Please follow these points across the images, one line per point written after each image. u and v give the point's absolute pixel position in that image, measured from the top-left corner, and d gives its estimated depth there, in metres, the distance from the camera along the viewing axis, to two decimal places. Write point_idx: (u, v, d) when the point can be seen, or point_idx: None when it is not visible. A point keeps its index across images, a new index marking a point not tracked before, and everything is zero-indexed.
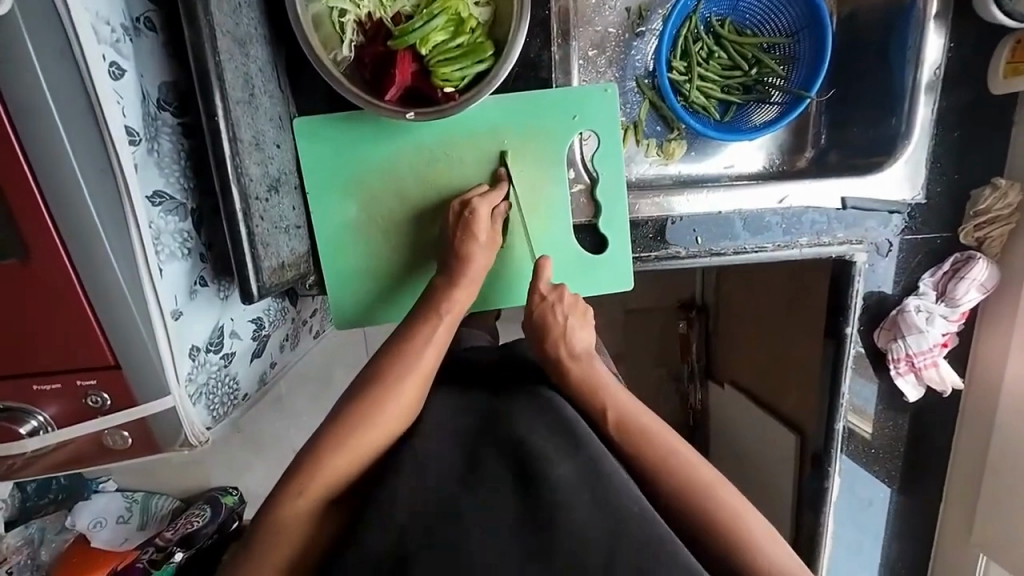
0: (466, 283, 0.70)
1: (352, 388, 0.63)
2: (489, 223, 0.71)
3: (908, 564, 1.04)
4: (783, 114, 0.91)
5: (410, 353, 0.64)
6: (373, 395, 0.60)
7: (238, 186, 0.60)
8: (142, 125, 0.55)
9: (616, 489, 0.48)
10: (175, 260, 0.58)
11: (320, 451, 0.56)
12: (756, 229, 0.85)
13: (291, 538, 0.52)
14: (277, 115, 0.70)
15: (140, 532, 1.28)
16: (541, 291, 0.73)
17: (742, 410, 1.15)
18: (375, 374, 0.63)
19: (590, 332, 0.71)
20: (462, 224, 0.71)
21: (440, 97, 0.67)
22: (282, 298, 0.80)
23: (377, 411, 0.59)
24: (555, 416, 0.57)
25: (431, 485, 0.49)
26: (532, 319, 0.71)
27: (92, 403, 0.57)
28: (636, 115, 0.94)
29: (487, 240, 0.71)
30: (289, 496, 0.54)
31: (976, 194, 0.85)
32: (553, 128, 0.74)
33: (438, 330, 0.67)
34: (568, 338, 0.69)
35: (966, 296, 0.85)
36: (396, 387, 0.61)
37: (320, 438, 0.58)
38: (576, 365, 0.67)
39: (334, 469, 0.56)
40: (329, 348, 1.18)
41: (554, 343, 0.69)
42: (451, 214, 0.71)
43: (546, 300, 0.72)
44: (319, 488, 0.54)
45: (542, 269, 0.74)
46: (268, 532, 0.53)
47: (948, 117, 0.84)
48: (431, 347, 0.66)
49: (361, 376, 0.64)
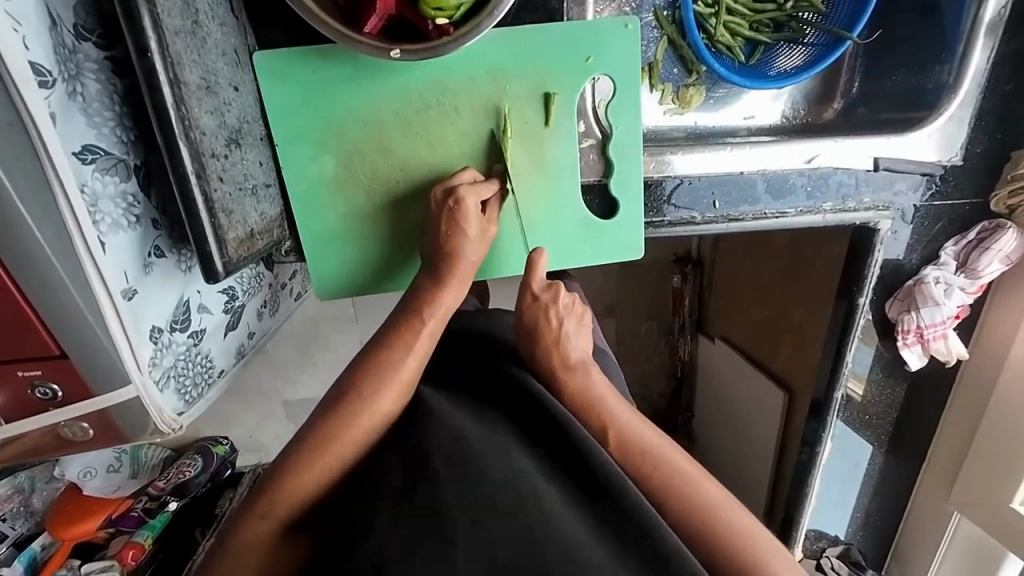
0: (456, 278, 0.63)
1: (328, 399, 0.56)
2: (479, 215, 0.63)
3: (882, 517, 1.10)
4: (815, 60, 0.80)
5: (387, 358, 0.57)
6: (354, 399, 0.55)
7: (186, 143, 0.50)
8: (55, 61, 0.43)
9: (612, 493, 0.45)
10: (120, 231, 0.49)
11: (290, 465, 0.51)
12: (778, 192, 0.78)
13: (258, 554, 0.48)
14: (232, 48, 0.58)
15: (133, 480, 1.24)
16: (532, 291, 0.69)
17: (733, 366, 1.14)
18: (351, 383, 0.56)
19: (583, 339, 0.68)
20: (448, 217, 0.62)
21: (432, 31, 0.55)
22: (256, 265, 0.73)
23: (360, 412, 0.54)
24: (536, 406, 0.53)
25: (424, 491, 0.44)
26: (522, 326, 0.67)
27: (41, 395, 0.50)
28: (653, 55, 0.82)
29: (477, 233, 0.64)
30: (258, 512, 0.49)
31: (1018, 155, 0.78)
32: (562, 72, 0.64)
33: (421, 337, 0.60)
34: (560, 344, 0.65)
35: (987, 268, 0.80)
36: (373, 399, 0.55)
37: (288, 455, 0.52)
38: (573, 375, 0.62)
39: (305, 481, 0.50)
40: (313, 307, 1.11)
41: (546, 350, 0.64)
42: (434, 204, 0.63)
43: (539, 301, 0.68)
44: (282, 508, 0.49)
45: (536, 262, 0.68)
46: (237, 550, 0.49)
47: (1002, 67, 0.75)
48: (414, 355, 0.58)
49: (336, 383, 0.58)
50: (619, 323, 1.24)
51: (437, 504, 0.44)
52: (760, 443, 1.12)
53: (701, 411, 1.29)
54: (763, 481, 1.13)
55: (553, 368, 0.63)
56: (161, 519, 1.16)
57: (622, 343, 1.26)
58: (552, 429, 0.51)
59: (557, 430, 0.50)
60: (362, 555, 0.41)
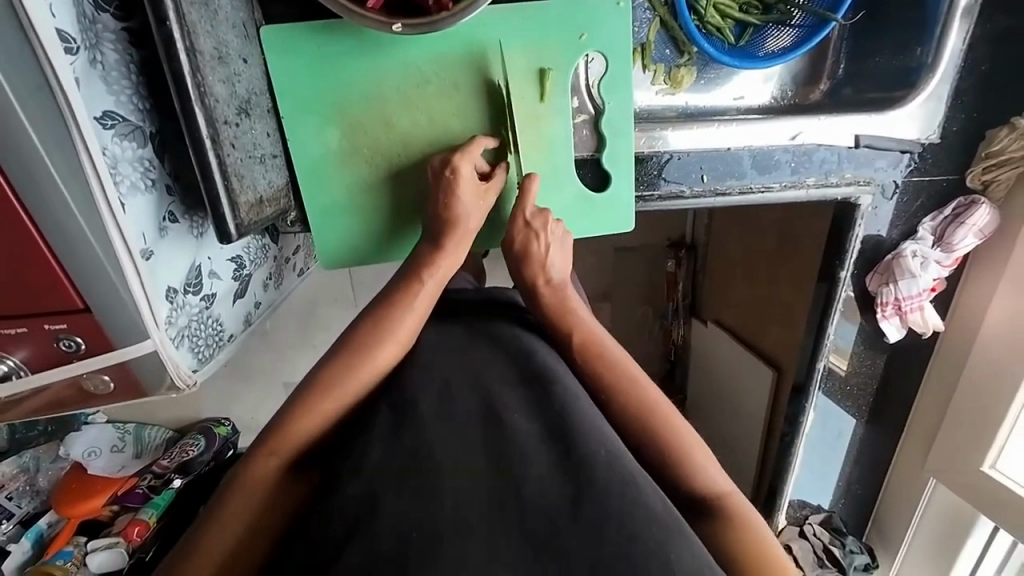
0: (454, 241, 0.65)
1: (329, 354, 0.59)
2: (475, 182, 0.66)
3: (862, 484, 1.15)
4: (802, 41, 0.83)
5: (389, 317, 0.61)
6: (357, 354, 0.58)
7: (202, 109, 0.52)
8: (79, 29, 0.46)
9: (590, 442, 0.49)
10: (138, 193, 0.52)
11: (296, 412, 0.54)
12: (764, 167, 0.81)
13: (266, 491, 0.51)
14: (240, 22, 0.61)
15: (136, 460, 1.28)
16: (525, 215, 0.69)
17: (722, 343, 1.19)
18: (353, 337, 0.59)
19: (567, 260, 0.70)
20: (444, 183, 0.65)
21: (432, 6, 0.58)
22: (262, 236, 0.75)
23: (362, 364, 0.57)
24: (528, 362, 0.57)
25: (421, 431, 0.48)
26: (510, 246, 0.69)
27: (65, 348, 0.54)
28: (645, 36, 0.85)
29: (476, 198, 0.67)
30: (265, 452, 0.53)
31: (992, 133, 0.82)
32: (557, 48, 0.67)
33: (420, 297, 0.63)
34: (547, 267, 0.68)
35: (962, 242, 0.84)
36: (373, 354, 0.58)
37: (294, 401, 0.55)
38: (550, 292, 0.67)
39: (308, 427, 0.54)
40: (315, 286, 1.14)
41: (532, 268, 0.68)
42: (432, 172, 0.66)
43: (530, 226, 0.69)
44: (287, 448, 0.53)
45: (527, 189, 0.69)
46: (240, 488, 0.51)
47: (977, 48, 0.79)
48: (412, 315, 0.62)
49: (338, 339, 0.60)
50: (613, 305, 1.26)
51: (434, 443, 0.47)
52: (749, 416, 1.16)
53: (693, 389, 1.33)
54: (752, 454, 1.17)
55: (535, 284, 0.67)
56: (166, 497, 1.18)
57: (615, 324, 1.29)
58: (541, 381, 0.55)
59: (545, 384, 0.55)
60: (362, 488, 0.45)
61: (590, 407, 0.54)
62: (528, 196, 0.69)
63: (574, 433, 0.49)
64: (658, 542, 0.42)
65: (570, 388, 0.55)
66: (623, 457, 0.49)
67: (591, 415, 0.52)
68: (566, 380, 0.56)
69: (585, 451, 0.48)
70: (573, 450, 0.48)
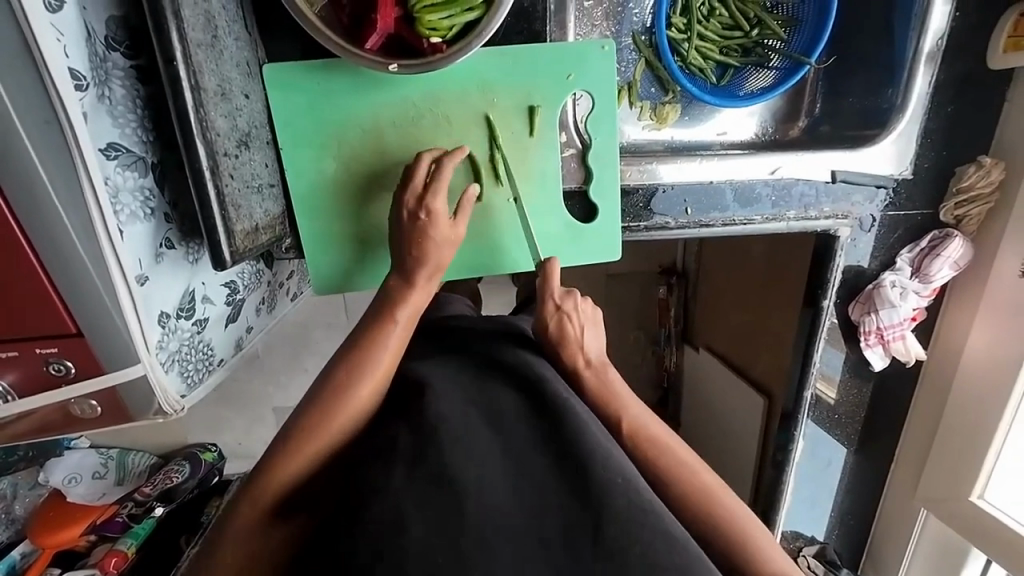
0: (427, 274, 0.66)
1: (311, 391, 0.59)
2: (448, 220, 0.66)
3: (855, 516, 1.14)
4: (779, 82, 0.88)
5: (368, 349, 0.61)
6: (346, 374, 0.59)
7: (203, 141, 0.55)
8: (89, 67, 0.48)
9: (605, 469, 0.48)
10: (137, 221, 0.54)
11: (285, 452, 0.55)
12: (745, 201, 0.84)
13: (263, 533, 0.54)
14: (244, 60, 0.64)
15: (118, 487, 1.24)
16: (553, 299, 0.67)
17: (714, 372, 1.19)
18: (338, 371, 0.59)
19: (601, 337, 0.68)
20: (419, 227, 0.65)
21: (426, 48, 0.61)
22: (256, 261, 0.77)
23: (343, 403, 0.57)
24: (531, 383, 0.56)
25: (433, 451, 0.48)
26: (543, 331, 0.66)
27: (55, 371, 0.54)
28: (631, 75, 0.89)
29: (448, 235, 0.67)
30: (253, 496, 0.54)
31: (961, 170, 0.86)
32: (546, 88, 0.70)
33: (396, 329, 0.63)
34: (583, 348, 0.65)
35: (939, 273, 0.88)
36: (353, 387, 0.58)
37: (281, 438, 0.56)
38: (591, 375, 0.64)
39: (299, 468, 0.55)
40: (308, 309, 1.14)
41: (571, 353, 0.65)
42: (405, 212, 0.66)
43: (560, 310, 0.66)
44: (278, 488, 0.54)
45: (551, 274, 0.68)
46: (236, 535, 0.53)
47: (943, 92, 0.83)
48: (388, 350, 0.61)
49: (321, 374, 0.61)
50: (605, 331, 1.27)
51: (450, 468, 0.47)
52: (742, 444, 1.15)
53: (684, 416, 1.33)
54: (745, 485, 1.16)
55: (575, 368, 0.65)
56: (144, 527, 1.15)
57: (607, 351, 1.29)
58: (548, 407, 0.53)
59: (554, 407, 0.53)
60: (388, 510, 0.44)
61: (599, 436, 0.52)
62: (551, 282, 0.68)
63: (583, 461, 0.48)
64: (679, 565, 0.44)
65: (581, 416, 0.53)
66: (641, 487, 0.48)
67: (605, 444, 0.51)
68: (571, 400, 0.55)
69: (600, 482, 0.47)
70: (587, 478, 0.47)
